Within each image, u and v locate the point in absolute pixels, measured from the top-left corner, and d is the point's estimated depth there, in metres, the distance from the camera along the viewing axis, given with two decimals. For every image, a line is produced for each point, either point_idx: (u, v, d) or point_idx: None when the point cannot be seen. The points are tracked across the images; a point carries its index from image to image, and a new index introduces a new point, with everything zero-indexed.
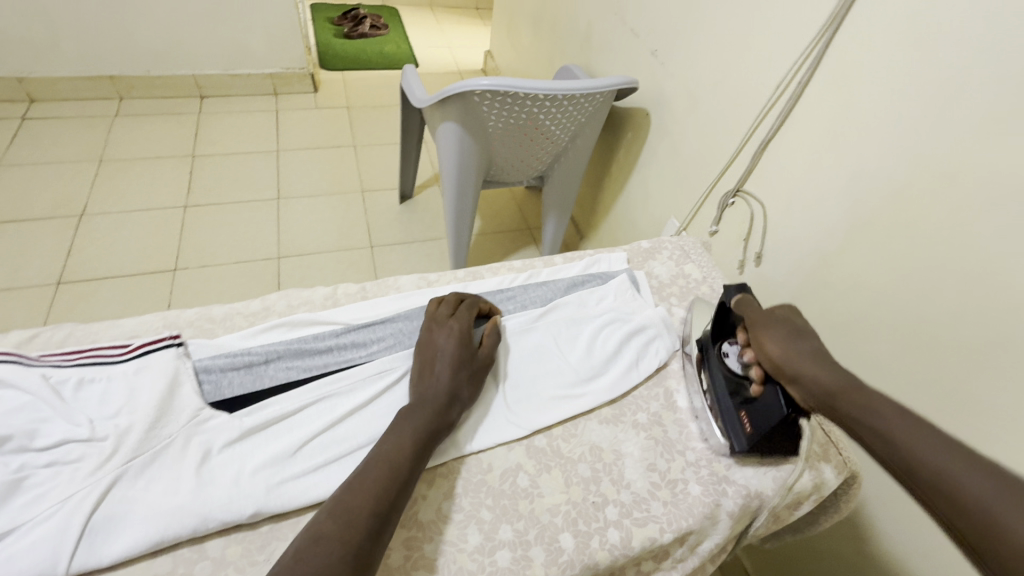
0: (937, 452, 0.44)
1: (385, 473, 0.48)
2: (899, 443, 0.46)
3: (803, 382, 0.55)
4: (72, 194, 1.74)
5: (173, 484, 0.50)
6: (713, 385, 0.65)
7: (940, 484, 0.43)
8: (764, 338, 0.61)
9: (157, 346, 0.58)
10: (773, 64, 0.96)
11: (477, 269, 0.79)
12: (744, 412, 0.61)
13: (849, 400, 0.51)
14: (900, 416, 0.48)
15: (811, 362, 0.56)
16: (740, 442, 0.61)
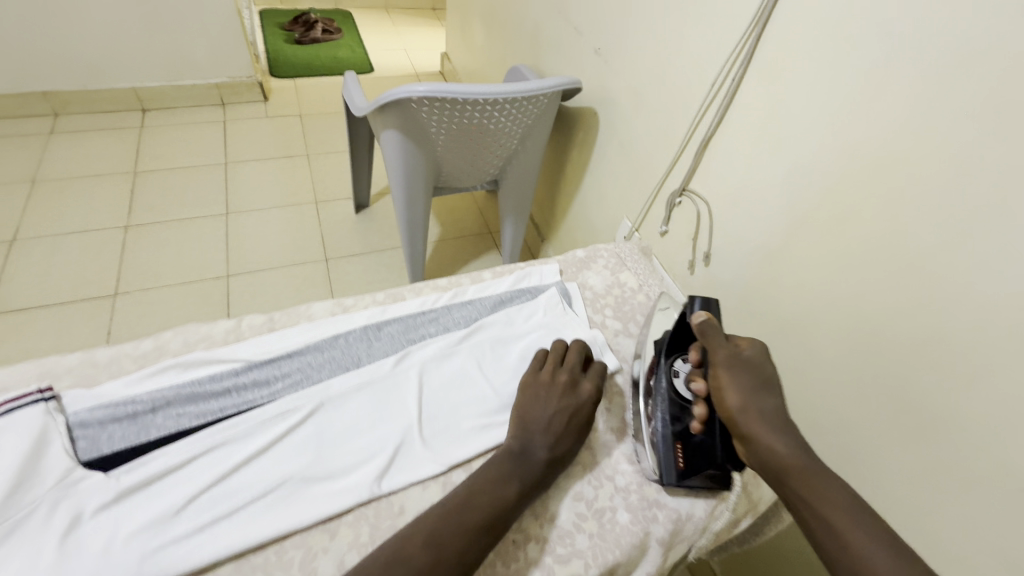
0: (884, 560, 0.43)
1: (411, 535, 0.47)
2: (846, 539, 0.45)
3: (755, 446, 0.51)
4: (2, 219, 1.64)
5: (31, 561, 0.44)
6: (656, 403, 0.61)
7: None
8: (728, 387, 0.53)
9: (24, 401, 0.52)
10: (708, 61, 0.94)
11: (399, 290, 0.75)
12: (679, 443, 0.58)
13: (800, 479, 0.48)
14: (850, 504, 0.47)
15: (769, 428, 0.51)
16: (670, 476, 0.58)
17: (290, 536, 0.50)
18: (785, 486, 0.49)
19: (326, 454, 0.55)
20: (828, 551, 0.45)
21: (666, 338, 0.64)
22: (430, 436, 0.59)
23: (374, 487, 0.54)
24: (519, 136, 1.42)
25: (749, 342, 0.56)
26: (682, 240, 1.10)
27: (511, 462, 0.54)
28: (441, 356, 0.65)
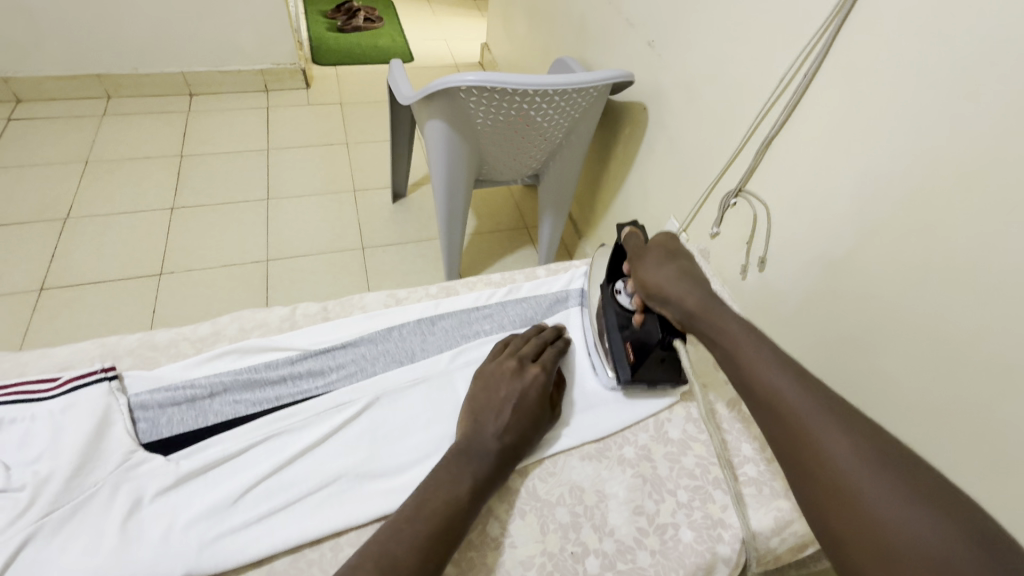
0: (774, 369, 0.47)
1: (430, 531, 0.44)
2: (745, 361, 0.49)
3: (672, 305, 0.57)
4: (58, 197, 1.69)
5: (94, 542, 0.44)
6: (604, 318, 0.66)
7: (776, 406, 0.45)
8: (641, 265, 0.61)
9: (88, 380, 0.53)
10: (775, 56, 0.88)
11: (451, 283, 0.73)
12: (629, 343, 0.63)
13: (709, 326, 0.53)
14: (751, 336, 0.50)
15: (674, 287, 0.58)
16: (624, 371, 0.62)
17: (346, 533, 0.49)
18: (699, 331, 0.55)
19: (380, 451, 0.54)
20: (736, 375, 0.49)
21: (606, 270, 0.70)
22: None
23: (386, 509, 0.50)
24: (565, 130, 1.38)
25: (661, 233, 0.65)
26: (735, 243, 1.05)
27: (457, 458, 0.50)
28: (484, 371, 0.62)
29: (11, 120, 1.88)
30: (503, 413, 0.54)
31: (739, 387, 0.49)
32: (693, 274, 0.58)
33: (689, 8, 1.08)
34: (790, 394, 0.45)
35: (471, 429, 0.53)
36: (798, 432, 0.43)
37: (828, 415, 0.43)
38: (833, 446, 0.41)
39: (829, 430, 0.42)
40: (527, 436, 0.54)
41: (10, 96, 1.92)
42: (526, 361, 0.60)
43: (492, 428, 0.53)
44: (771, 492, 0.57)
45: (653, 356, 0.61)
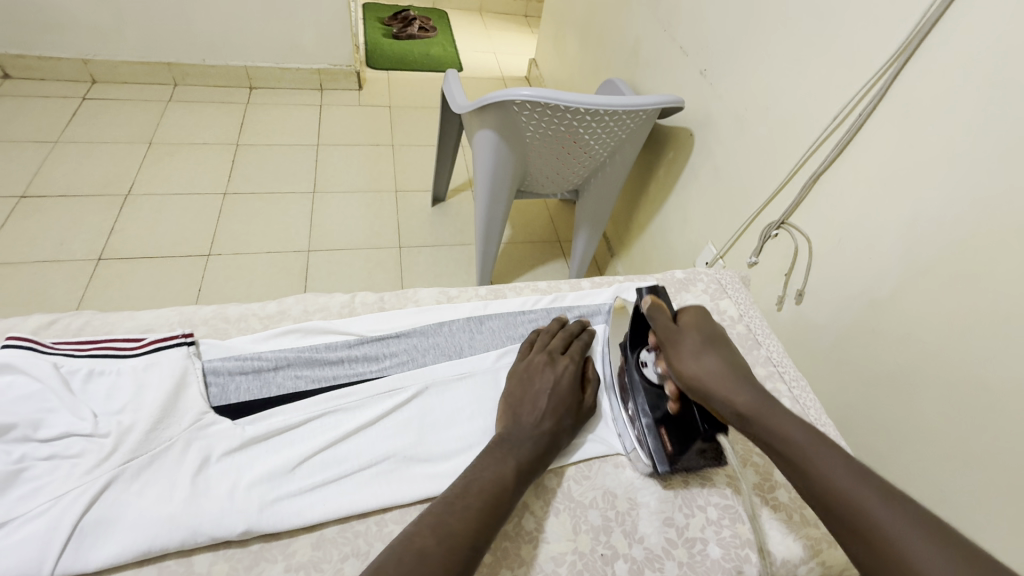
0: (848, 475, 0.45)
1: (481, 507, 0.46)
2: (809, 464, 0.47)
3: (715, 403, 0.54)
4: (121, 173, 1.79)
5: (168, 491, 0.48)
6: (634, 397, 0.61)
7: (846, 507, 0.44)
8: (677, 355, 0.57)
9: (169, 343, 0.57)
10: (829, 95, 0.90)
11: (500, 287, 0.77)
12: (663, 428, 0.59)
13: (763, 420, 0.51)
14: (807, 434, 0.49)
15: (721, 381, 0.54)
16: (663, 463, 0.57)
17: (392, 510, 0.52)
18: (752, 433, 0.52)
19: (427, 436, 0.57)
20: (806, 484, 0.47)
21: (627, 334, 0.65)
22: None
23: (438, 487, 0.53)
24: (610, 150, 1.41)
25: (692, 311, 0.61)
26: (774, 274, 1.06)
27: (501, 446, 0.52)
28: None
29: (86, 98, 2.00)
30: (541, 407, 0.57)
31: (808, 496, 0.47)
32: (732, 365, 0.56)
33: (746, 40, 1.10)
34: (875, 506, 0.43)
35: (512, 420, 0.56)
36: (886, 553, 0.41)
37: (911, 527, 0.41)
38: (927, 565, 0.39)
39: (922, 549, 0.40)
40: (564, 426, 0.57)
41: (87, 77, 2.05)
42: (557, 356, 0.63)
43: (532, 420, 0.55)
44: (800, 520, 0.58)
45: (696, 445, 0.57)
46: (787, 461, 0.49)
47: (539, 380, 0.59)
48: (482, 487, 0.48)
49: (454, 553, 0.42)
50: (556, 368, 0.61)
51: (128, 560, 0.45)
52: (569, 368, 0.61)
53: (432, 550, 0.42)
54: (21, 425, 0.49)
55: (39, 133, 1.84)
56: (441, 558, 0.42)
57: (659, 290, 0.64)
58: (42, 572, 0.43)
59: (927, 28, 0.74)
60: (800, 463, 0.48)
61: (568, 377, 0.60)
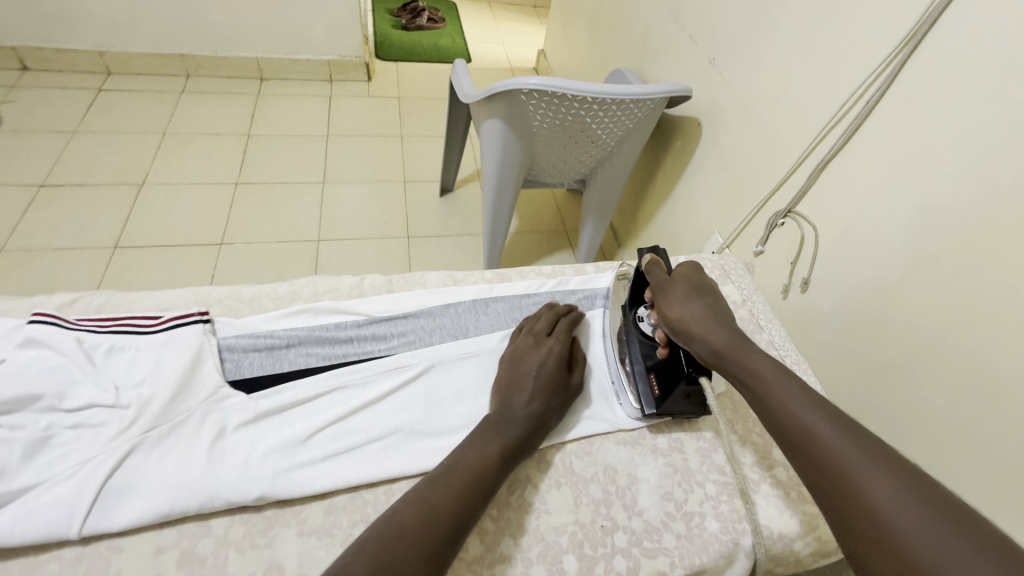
0: (805, 404, 0.48)
1: (463, 484, 0.47)
2: (775, 401, 0.50)
3: (694, 343, 0.57)
4: (136, 164, 1.82)
5: (186, 458, 0.51)
6: (630, 350, 0.66)
7: (807, 438, 0.46)
8: (665, 299, 0.61)
9: (186, 321, 0.60)
10: (838, 81, 0.90)
11: (506, 271, 0.78)
12: (654, 374, 0.62)
13: (736, 358, 0.54)
14: (781, 374, 0.51)
15: (700, 322, 0.57)
16: (649, 405, 0.62)
17: (398, 481, 0.54)
18: (725, 369, 0.55)
19: (433, 411, 0.59)
20: (766, 413, 0.50)
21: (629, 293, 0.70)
22: None
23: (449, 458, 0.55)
24: (617, 140, 1.41)
25: (685, 266, 0.66)
26: (779, 262, 1.06)
27: (490, 426, 0.54)
28: None
29: (100, 89, 2.04)
30: (531, 385, 0.58)
31: (770, 427, 0.50)
32: (717, 310, 0.59)
33: (756, 27, 1.10)
34: (825, 430, 0.45)
35: (501, 400, 0.57)
36: (839, 482, 0.42)
37: (857, 449, 0.43)
38: (865, 480, 0.41)
39: (864, 466, 0.42)
40: (553, 405, 0.58)
41: (101, 69, 2.08)
42: (545, 336, 0.64)
43: (525, 399, 0.57)
44: (798, 496, 0.59)
45: (681, 390, 0.59)
46: (750, 391, 0.52)
47: (527, 360, 0.61)
48: (468, 467, 0.49)
49: (432, 525, 0.44)
50: (545, 347, 0.62)
51: (149, 522, 0.47)
52: (558, 347, 0.63)
53: (411, 526, 0.43)
54: (47, 396, 0.51)
55: (55, 124, 1.88)
56: (417, 530, 0.43)
57: (660, 248, 0.69)
58: (70, 530, 0.45)
59: (938, 12, 0.73)
60: (762, 395, 0.51)
61: (553, 355, 0.62)
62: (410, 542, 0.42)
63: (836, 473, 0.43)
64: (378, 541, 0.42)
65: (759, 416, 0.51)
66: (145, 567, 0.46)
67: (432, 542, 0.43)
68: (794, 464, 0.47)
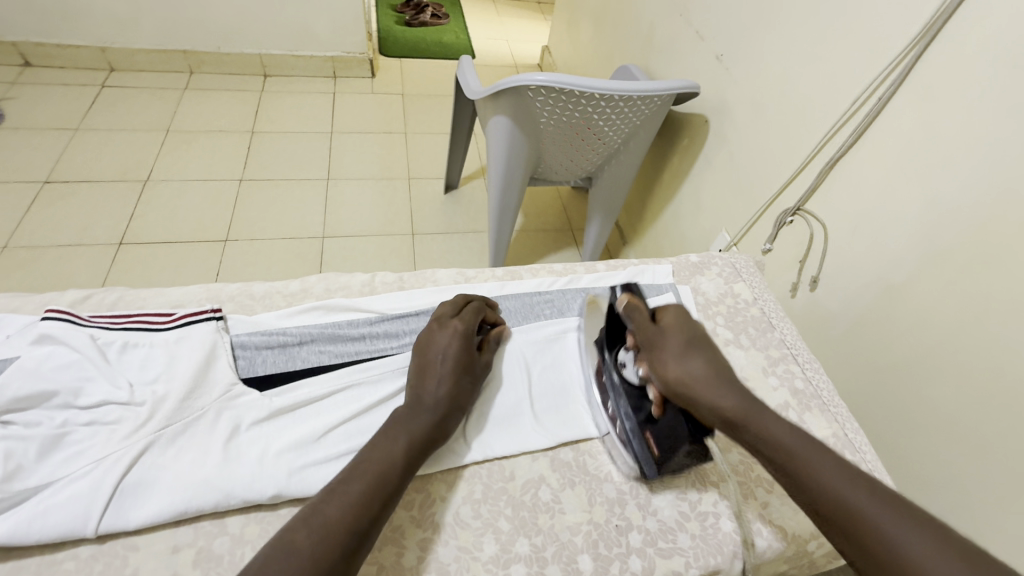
0: (844, 480, 0.45)
1: (360, 494, 0.44)
2: (803, 474, 0.46)
3: (701, 408, 0.53)
4: (140, 161, 1.82)
5: (201, 456, 0.50)
6: (615, 399, 0.60)
7: (852, 518, 0.43)
8: (661, 357, 0.56)
9: (199, 318, 0.59)
10: (849, 78, 0.89)
11: (516, 269, 0.78)
12: (648, 432, 0.57)
13: (753, 426, 0.50)
14: (796, 438, 0.49)
15: (706, 385, 0.53)
16: (650, 468, 0.56)
17: (427, 475, 0.55)
18: (741, 438, 0.51)
19: None
20: (799, 489, 0.46)
21: (604, 334, 0.65)
22: (540, 412, 0.62)
23: (468, 454, 0.57)
24: (624, 136, 1.40)
25: (670, 311, 0.61)
26: (788, 261, 1.06)
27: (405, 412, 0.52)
28: (556, 337, 0.69)
29: (104, 86, 2.03)
30: (447, 329, 0.60)
31: (803, 503, 0.46)
32: (715, 367, 0.55)
33: (764, 23, 1.09)
34: (874, 513, 0.42)
35: (418, 385, 0.55)
36: (894, 567, 0.40)
37: (911, 529, 0.41)
38: (931, 573, 0.39)
39: (928, 557, 0.39)
40: (464, 386, 0.56)
41: (105, 65, 2.08)
42: (450, 315, 0.62)
43: (446, 341, 0.58)
44: None
45: (682, 449, 0.55)
46: (773, 464, 0.49)
47: (437, 340, 0.59)
48: (367, 480, 0.46)
49: (333, 532, 0.41)
50: (454, 325, 0.60)
51: (165, 520, 0.47)
52: (467, 324, 0.61)
53: (331, 518, 0.42)
54: (62, 393, 0.51)
55: (60, 121, 1.87)
56: (321, 539, 0.40)
57: (634, 288, 0.64)
58: (87, 528, 0.46)
59: (951, 9, 0.72)
60: (795, 472, 0.47)
61: (467, 305, 0.64)
62: (348, 493, 0.44)
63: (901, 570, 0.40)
64: (318, 502, 0.43)
65: (790, 491, 0.47)
66: (161, 566, 0.46)
67: (357, 508, 0.43)
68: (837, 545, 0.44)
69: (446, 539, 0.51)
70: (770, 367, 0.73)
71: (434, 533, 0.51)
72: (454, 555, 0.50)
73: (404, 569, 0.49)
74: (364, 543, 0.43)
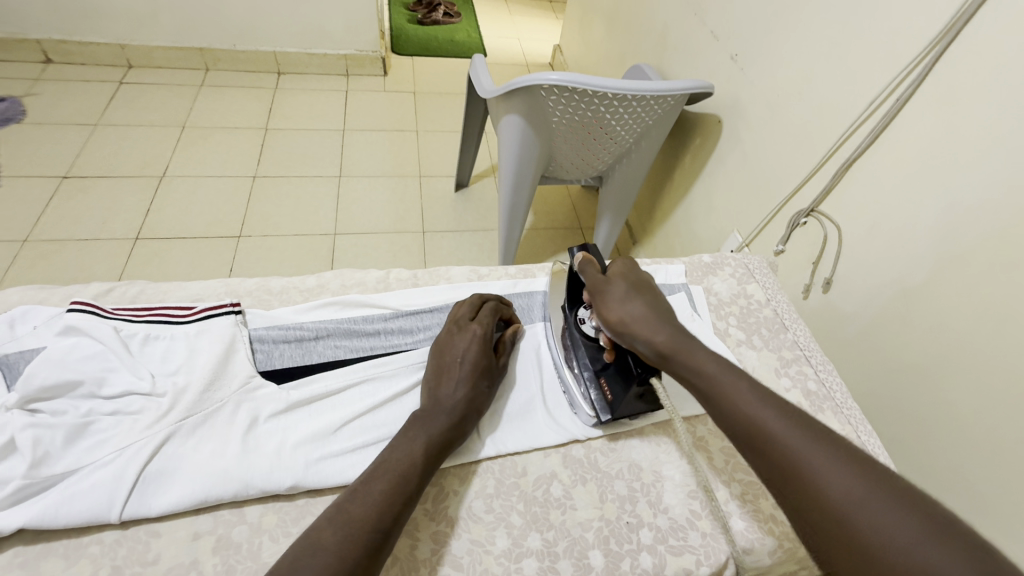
0: (756, 400, 0.46)
1: (397, 471, 0.47)
2: (721, 396, 0.48)
3: (637, 343, 0.56)
4: (156, 157, 1.84)
5: (221, 446, 0.52)
6: (576, 352, 0.64)
7: (757, 430, 0.45)
8: (605, 300, 0.59)
9: (219, 312, 0.61)
10: (866, 79, 0.88)
11: (529, 267, 0.79)
12: (603, 379, 0.61)
13: (681, 356, 0.52)
14: (723, 369, 0.50)
15: (643, 322, 0.56)
16: (604, 412, 0.60)
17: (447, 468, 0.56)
18: (671, 370, 0.53)
19: None
20: (718, 412, 0.48)
21: (567, 295, 0.68)
22: (552, 410, 0.63)
23: (481, 450, 0.57)
24: (636, 136, 1.40)
25: (619, 264, 0.65)
26: (801, 262, 1.05)
27: (421, 415, 0.53)
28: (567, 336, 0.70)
29: (121, 83, 2.06)
30: (466, 332, 0.60)
31: (722, 426, 0.48)
32: (657, 309, 0.58)
33: (780, 23, 1.08)
34: (779, 425, 0.44)
35: (435, 388, 0.56)
36: (791, 472, 0.42)
37: (811, 439, 0.42)
38: (826, 474, 0.40)
39: (823, 458, 0.41)
40: (481, 389, 0.57)
41: (122, 62, 2.11)
42: (467, 317, 0.63)
43: (464, 344, 0.59)
44: None
45: (632, 390, 0.58)
46: (700, 392, 0.50)
47: (456, 343, 0.60)
48: (398, 465, 0.48)
49: (382, 512, 0.44)
50: (472, 328, 0.61)
51: (186, 508, 0.48)
52: (485, 326, 0.61)
53: (379, 494, 0.45)
54: (87, 382, 0.52)
55: (79, 117, 1.91)
56: (367, 515, 0.43)
57: (591, 247, 0.66)
58: (111, 514, 0.47)
59: (972, 10, 0.72)
60: (715, 395, 0.49)
61: (485, 306, 0.64)
62: (372, 492, 0.45)
63: (798, 473, 0.41)
64: (343, 502, 0.44)
65: (710, 413, 0.49)
66: (182, 553, 0.47)
67: (391, 491, 0.46)
68: (750, 461, 0.45)
69: (459, 533, 0.52)
70: (782, 367, 0.73)
71: (447, 526, 0.52)
72: (468, 548, 0.51)
73: (419, 561, 0.49)
74: (386, 541, 0.43)
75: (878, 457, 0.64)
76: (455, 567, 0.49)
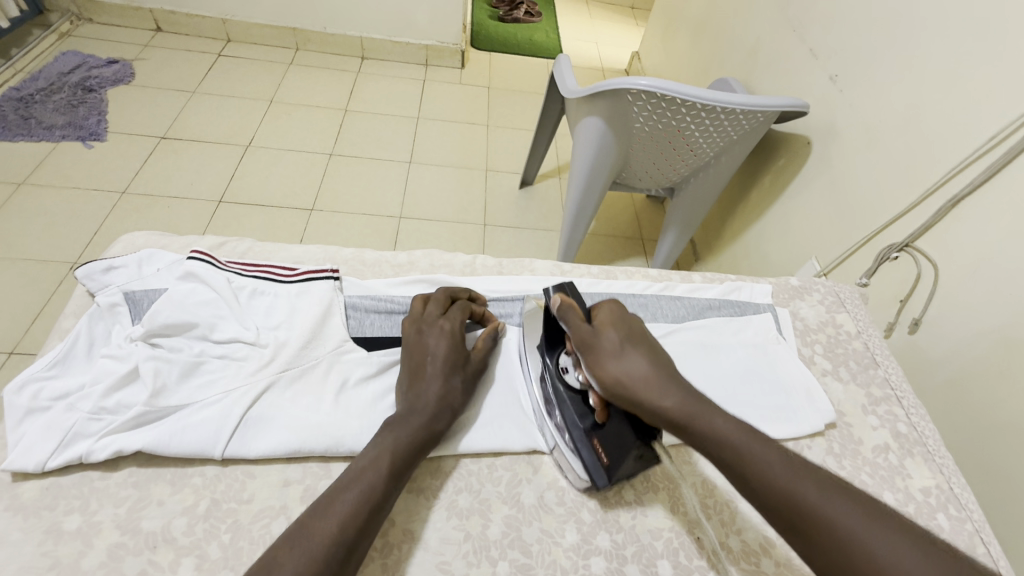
0: (788, 470, 0.43)
1: (373, 475, 0.45)
2: (755, 472, 0.44)
3: (646, 411, 0.49)
4: (245, 126, 1.95)
5: (316, 402, 0.54)
6: (560, 408, 0.55)
7: (799, 510, 0.42)
8: (599, 357, 0.52)
9: (319, 276, 0.64)
10: (989, 113, 0.82)
11: (611, 269, 0.80)
12: (596, 439, 0.52)
13: (698, 424, 0.46)
14: (740, 431, 0.46)
15: (648, 384, 0.49)
16: (601, 477, 0.52)
17: (502, 456, 0.57)
18: (688, 440, 0.48)
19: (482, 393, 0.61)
20: (747, 491, 0.44)
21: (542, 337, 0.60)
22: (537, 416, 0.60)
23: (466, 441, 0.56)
24: (717, 151, 1.36)
25: (605, 306, 0.56)
26: (887, 299, 0.99)
27: (393, 423, 0.50)
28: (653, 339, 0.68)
29: (220, 55, 2.19)
30: (435, 329, 0.58)
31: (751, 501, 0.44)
32: (659, 364, 0.51)
33: (890, 47, 1.02)
34: (820, 500, 0.42)
35: (409, 391, 0.53)
36: (835, 551, 0.40)
37: (853, 510, 0.41)
38: (883, 557, 0.38)
39: (873, 537, 0.39)
40: (458, 385, 0.55)
41: (223, 36, 2.24)
42: (434, 314, 0.60)
43: (434, 341, 0.57)
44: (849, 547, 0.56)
45: (632, 453, 0.51)
46: (720, 463, 0.46)
47: (426, 341, 0.57)
48: (368, 471, 0.46)
49: (349, 522, 0.42)
50: (441, 324, 0.58)
51: (280, 455, 0.51)
52: (454, 322, 0.59)
53: (353, 511, 0.43)
54: (201, 325, 0.56)
55: (180, 83, 2.04)
56: (332, 528, 0.41)
57: (566, 286, 0.60)
58: (216, 450, 0.50)
59: None
60: (739, 472, 0.45)
61: (454, 303, 0.62)
62: (340, 504, 0.43)
63: (850, 556, 0.39)
64: (307, 517, 0.42)
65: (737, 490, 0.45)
66: (274, 496, 0.50)
67: (364, 500, 0.44)
68: (795, 547, 0.42)
69: (531, 521, 0.52)
70: (870, 405, 0.69)
71: (519, 511, 0.53)
72: (539, 537, 0.51)
73: (489, 541, 0.50)
74: (356, 547, 0.42)
75: (973, 514, 0.60)
76: (524, 552, 0.50)
